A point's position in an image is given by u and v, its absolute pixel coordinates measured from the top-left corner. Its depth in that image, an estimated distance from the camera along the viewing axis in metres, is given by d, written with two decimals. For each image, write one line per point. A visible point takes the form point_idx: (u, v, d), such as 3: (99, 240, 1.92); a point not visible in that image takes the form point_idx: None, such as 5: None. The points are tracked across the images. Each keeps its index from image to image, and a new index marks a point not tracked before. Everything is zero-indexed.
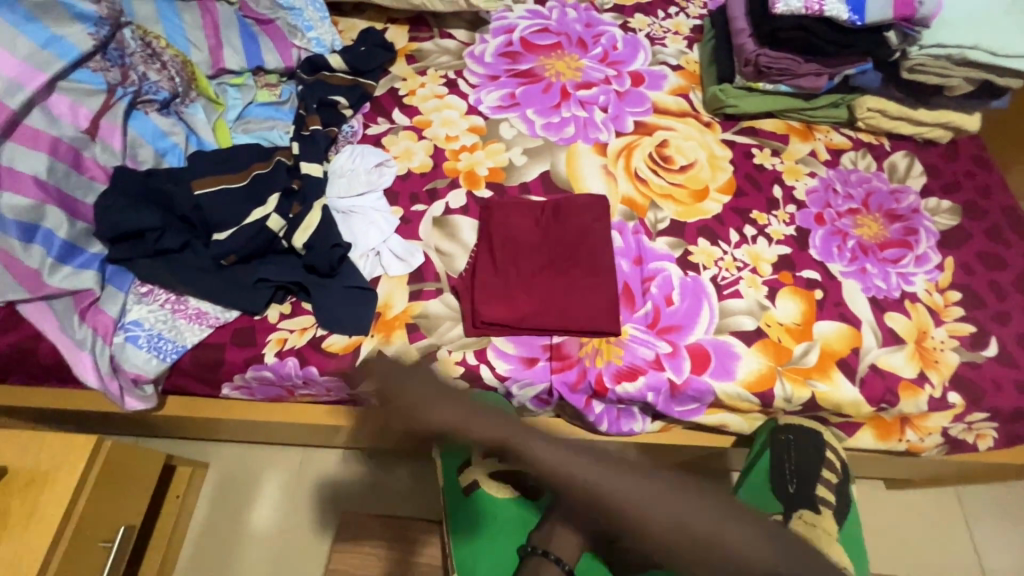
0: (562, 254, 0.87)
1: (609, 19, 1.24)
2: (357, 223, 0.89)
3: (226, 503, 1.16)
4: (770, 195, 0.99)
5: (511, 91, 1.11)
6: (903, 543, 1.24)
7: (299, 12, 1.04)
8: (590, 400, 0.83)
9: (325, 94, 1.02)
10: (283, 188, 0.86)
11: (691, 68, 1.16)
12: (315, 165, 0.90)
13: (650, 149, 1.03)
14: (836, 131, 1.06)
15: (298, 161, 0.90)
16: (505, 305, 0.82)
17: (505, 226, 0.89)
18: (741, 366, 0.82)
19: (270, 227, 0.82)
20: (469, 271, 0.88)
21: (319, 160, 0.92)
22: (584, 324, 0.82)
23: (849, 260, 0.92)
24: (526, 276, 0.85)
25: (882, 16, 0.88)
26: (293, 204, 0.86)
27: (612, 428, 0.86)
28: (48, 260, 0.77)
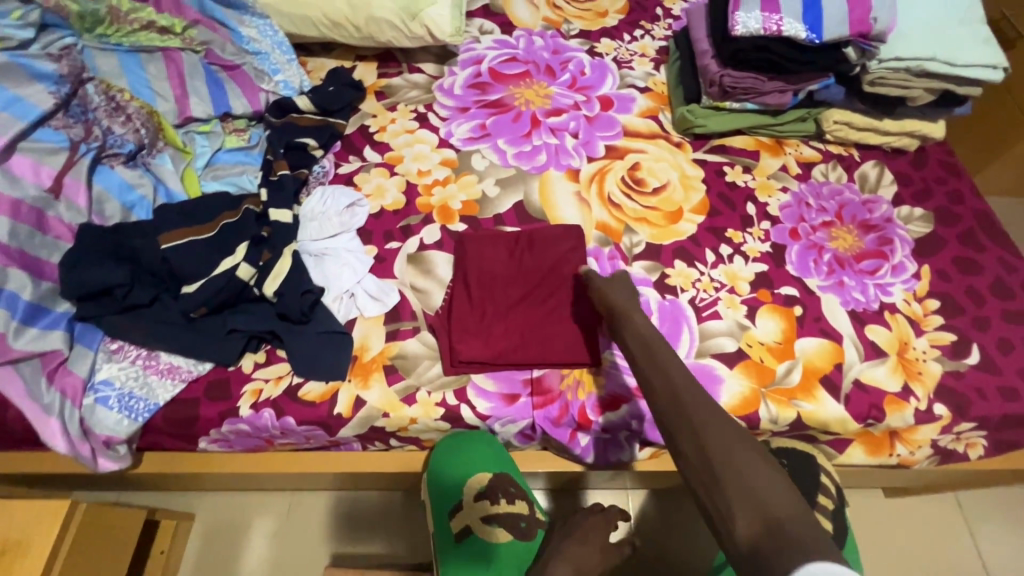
0: (542, 285, 0.87)
1: (576, 45, 1.25)
2: (330, 265, 0.88)
3: (214, 554, 1.13)
4: (744, 213, 0.99)
5: (482, 122, 1.11)
6: (907, 552, 1.22)
7: (265, 56, 1.06)
8: (574, 432, 0.82)
9: (293, 137, 1.01)
10: (252, 236, 0.85)
11: (659, 89, 1.17)
12: (284, 210, 0.89)
13: (622, 173, 1.04)
14: (805, 144, 1.07)
15: (267, 209, 0.89)
16: (484, 341, 0.81)
17: (480, 260, 0.89)
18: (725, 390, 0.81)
19: (240, 276, 0.81)
20: (446, 308, 0.87)
21: (289, 205, 0.90)
22: (563, 356, 0.81)
23: (826, 274, 0.92)
24: (503, 310, 0.85)
25: (839, 32, 0.89)
26: (263, 252, 0.85)
27: (600, 459, 0.85)
28: (12, 323, 0.74)
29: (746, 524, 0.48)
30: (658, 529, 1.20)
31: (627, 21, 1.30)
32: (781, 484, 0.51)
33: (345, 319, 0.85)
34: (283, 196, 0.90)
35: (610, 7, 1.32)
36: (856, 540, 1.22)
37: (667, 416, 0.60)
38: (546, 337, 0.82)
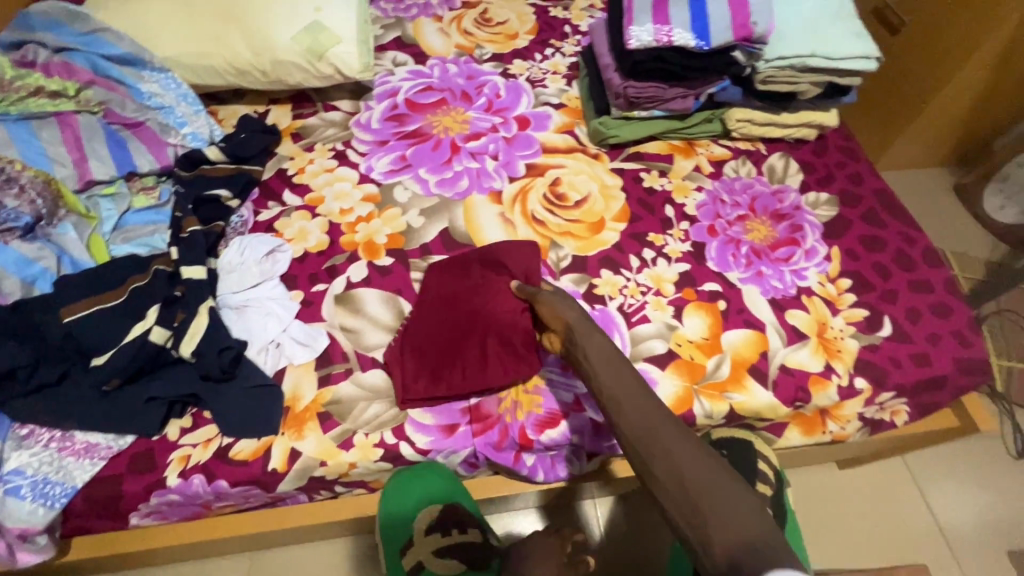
0: (488, 316, 0.82)
1: (490, 68, 1.27)
2: (253, 317, 0.86)
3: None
4: (663, 215, 1.02)
5: (401, 154, 1.11)
6: (865, 518, 1.26)
7: (170, 110, 1.04)
8: (519, 454, 0.82)
9: (203, 191, 0.99)
10: (164, 298, 0.82)
11: (573, 104, 1.20)
12: (198, 266, 0.86)
13: (543, 190, 1.05)
14: (715, 143, 1.11)
15: (179, 267, 0.86)
16: (426, 379, 0.80)
17: (439, 287, 0.86)
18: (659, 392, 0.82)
19: (154, 341, 0.78)
20: (402, 339, 0.84)
21: (202, 260, 0.87)
22: (506, 380, 0.80)
23: (745, 266, 0.95)
24: (451, 338, 0.83)
25: (725, 39, 0.95)
26: (177, 312, 0.82)
27: (550, 476, 0.85)
28: None
29: (724, 549, 0.50)
30: (628, 537, 1.20)
31: (537, 41, 1.33)
32: (749, 502, 0.53)
33: (273, 370, 0.83)
34: (194, 251, 0.88)
35: (519, 30, 1.36)
36: (817, 514, 1.25)
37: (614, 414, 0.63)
38: (488, 373, 0.80)
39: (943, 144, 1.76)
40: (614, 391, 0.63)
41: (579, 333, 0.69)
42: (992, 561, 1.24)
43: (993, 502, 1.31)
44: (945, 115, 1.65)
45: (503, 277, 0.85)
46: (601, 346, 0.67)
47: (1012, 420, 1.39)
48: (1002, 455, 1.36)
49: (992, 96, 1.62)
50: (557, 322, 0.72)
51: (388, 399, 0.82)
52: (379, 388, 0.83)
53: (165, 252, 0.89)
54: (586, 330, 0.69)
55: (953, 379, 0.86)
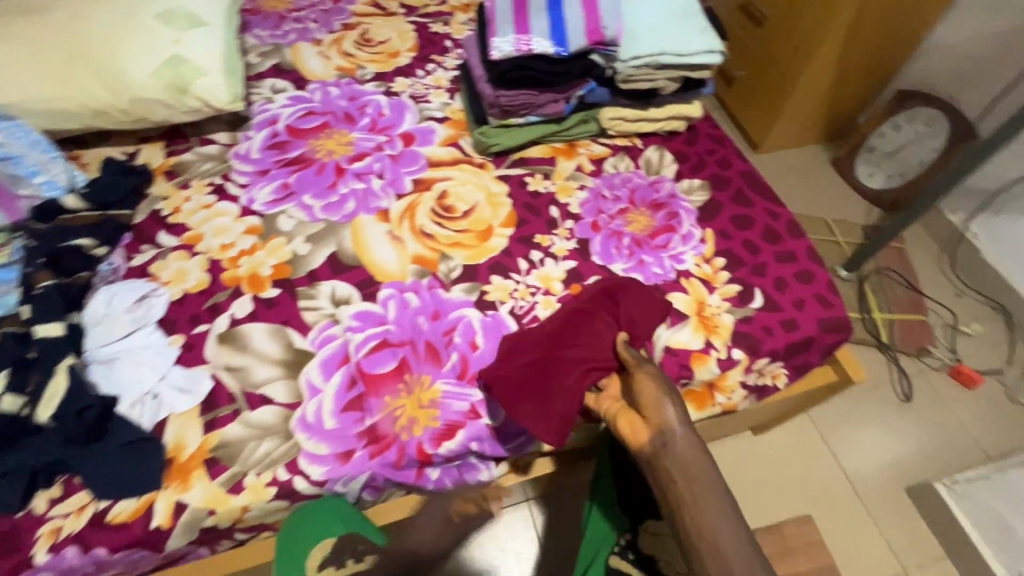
0: (564, 361, 0.80)
1: (372, 88, 1.27)
2: (127, 368, 0.81)
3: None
4: (549, 216, 1.05)
5: (284, 182, 1.09)
6: (781, 476, 1.35)
7: (19, 159, 0.97)
8: (421, 469, 0.85)
9: (62, 242, 0.92)
10: (14, 361, 0.77)
11: (457, 116, 1.22)
12: (57, 324, 0.81)
13: (431, 203, 1.06)
14: (594, 142, 1.16)
15: (32, 327, 0.80)
16: (534, 411, 0.79)
17: (630, 307, 0.85)
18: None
19: (4, 409, 0.73)
20: (559, 327, 0.85)
21: (60, 316, 0.82)
22: (529, 418, 0.78)
23: (628, 256, 1.00)
24: (558, 353, 0.82)
25: (580, 44, 1.00)
26: (34, 377, 0.76)
27: (458, 484, 0.89)
28: None
29: None
30: (562, 532, 1.23)
31: (419, 57, 1.35)
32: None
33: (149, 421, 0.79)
34: (50, 309, 0.82)
35: (401, 47, 1.37)
36: (737, 479, 1.33)
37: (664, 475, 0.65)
38: (566, 416, 0.79)
39: (816, 122, 1.92)
40: (698, 523, 0.60)
41: (668, 440, 0.66)
42: (895, 499, 1.34)
43: (891, 444, 1.43)
44: (811, 96, 1.80)
45: (596, 318, 0.84)
46: (686, 458, 0.64)
47: (899, 366, 1.53)
48: (895, 400, 1.48)
49: (849, 75, 1.77)
50: (652, 413, 0.68)
51: (279, 434, 0.80)
52: (270, 425, 0.80)
53: (18, 313, 0.84)
54: (680, 441, 0.66)
55: (819, 338, 0.94)
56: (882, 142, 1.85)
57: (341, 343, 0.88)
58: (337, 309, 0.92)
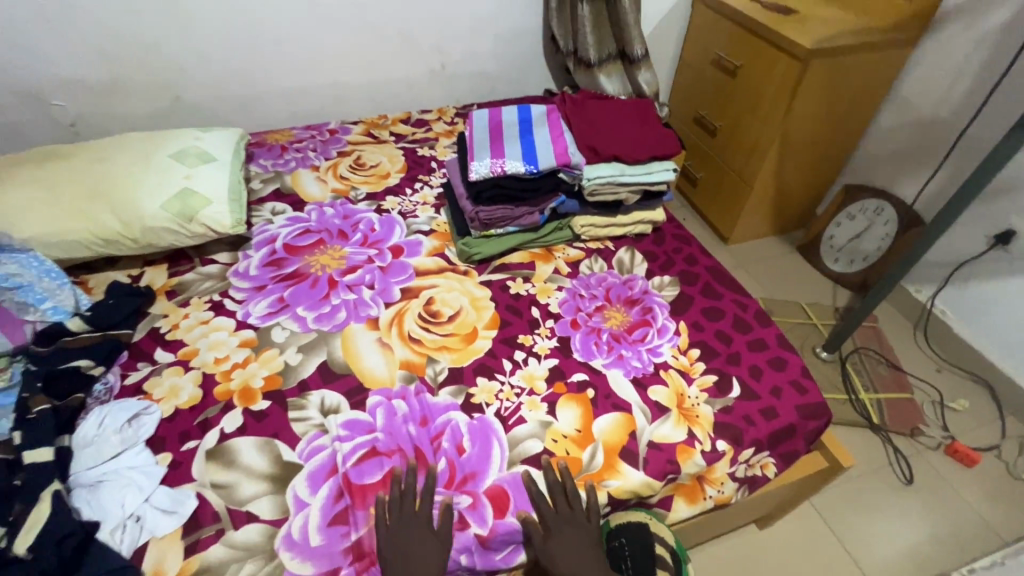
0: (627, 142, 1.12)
1: (364, 206, 1.40)
2: (111, 487, 0.81)
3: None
4: (530, 317, 1.11)
5: (279, 295, 1.16)
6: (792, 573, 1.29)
7: (29, 287, 1.03)
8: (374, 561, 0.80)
9: (63, 361, 0.96)
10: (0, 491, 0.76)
11: (442, 228, 1.32)
12: (45, 448, 0.81)
13: (419, 310, 1.12)
14: (569, 247, 1.26)
15: (20, 452, 0.80)
16: None
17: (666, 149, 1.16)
18: (558, 495, 0.85)
19: None
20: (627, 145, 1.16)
21: (49, 441, 0.82)
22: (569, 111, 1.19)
23: (607, 351, 1.05)
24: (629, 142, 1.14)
25: (550, 163, 1.14)
26: (15, 503, 0.76)
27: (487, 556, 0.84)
28: None
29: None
30: None
31: (407, 177, 1.49)
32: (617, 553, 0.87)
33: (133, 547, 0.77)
34: (40, 434, 0.82)
35: (391, 170, 1.52)
36: None
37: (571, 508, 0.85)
38: None
39: (777, 216, 2.07)
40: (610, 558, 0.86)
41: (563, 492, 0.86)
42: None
43: (899, 531, 1.38)
44: (767, 195, 1.96)
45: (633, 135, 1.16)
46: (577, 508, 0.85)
47: (894, 446, 1.52)
48: (896, 484, 1.46)
49: (798, 176, 1.94)
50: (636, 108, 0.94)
51: (263, 554, 0.78)
52: (254, 545, 0.79)
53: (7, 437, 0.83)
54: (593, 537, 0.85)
55: (801, 425, 0.96)
56: (839, 231, 1.98)
57: (329, 454, 0.89)
58: (326, 419, 0.94)
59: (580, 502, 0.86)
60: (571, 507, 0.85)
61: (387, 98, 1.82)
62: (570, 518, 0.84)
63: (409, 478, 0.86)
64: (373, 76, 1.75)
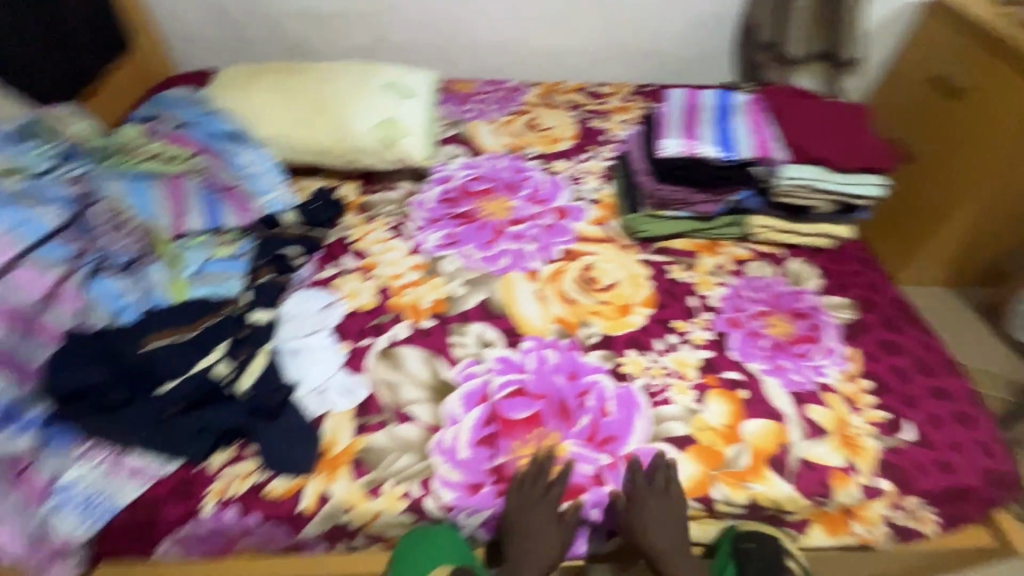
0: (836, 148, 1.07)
1: (535, 165, 1.43)
2: (306, 358, 0.94)
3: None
4: (688, 304, 1.09)
5: (451, 231, 1.24)
6: None
7: (258, 179, 1.20)
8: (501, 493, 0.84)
9: (278, 247, 1.12)
10: (232, 335, 0.92)
11: (608, 200, 1.33)
12: (267, 311, 0.99)
13: (577, 273, 1.14)
14: (738, 244, 1.20)
15: (248, 309, 0.99)
16: None
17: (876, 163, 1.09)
18: (659, 470, 0.86)
19: (216, 375, 0.87)
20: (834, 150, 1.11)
21: (270, 305, 1.01)
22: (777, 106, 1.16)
23: (766, 358, 1.00)
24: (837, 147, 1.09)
25: (747, 155, 1.11)
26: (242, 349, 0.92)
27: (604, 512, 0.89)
28: None
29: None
30: None
31: (578, 145, 1.51)
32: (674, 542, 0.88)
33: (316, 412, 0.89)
34: (265, 298, 1.01)
35: (563, 135, 1.55)
36: None
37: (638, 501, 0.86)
38: None
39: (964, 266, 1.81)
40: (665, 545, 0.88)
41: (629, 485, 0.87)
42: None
43: None
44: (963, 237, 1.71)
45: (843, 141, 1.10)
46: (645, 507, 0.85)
47: None
48: None
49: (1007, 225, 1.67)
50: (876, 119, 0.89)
51: (418, 452, 0.86)
52: (411, 441, 0.87)
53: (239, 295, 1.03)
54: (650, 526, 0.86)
55: (980, 490, 0.87)
56: None
57: (481, 381, 0.95)
58: (482, 350, 1.00)
59: (670, 481, 0.86)
60: (665, 483, 0.85)
61: (566, 66, 1.83)
62: (659, 492, 0.85)
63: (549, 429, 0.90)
64: (560, 43, 1.77)
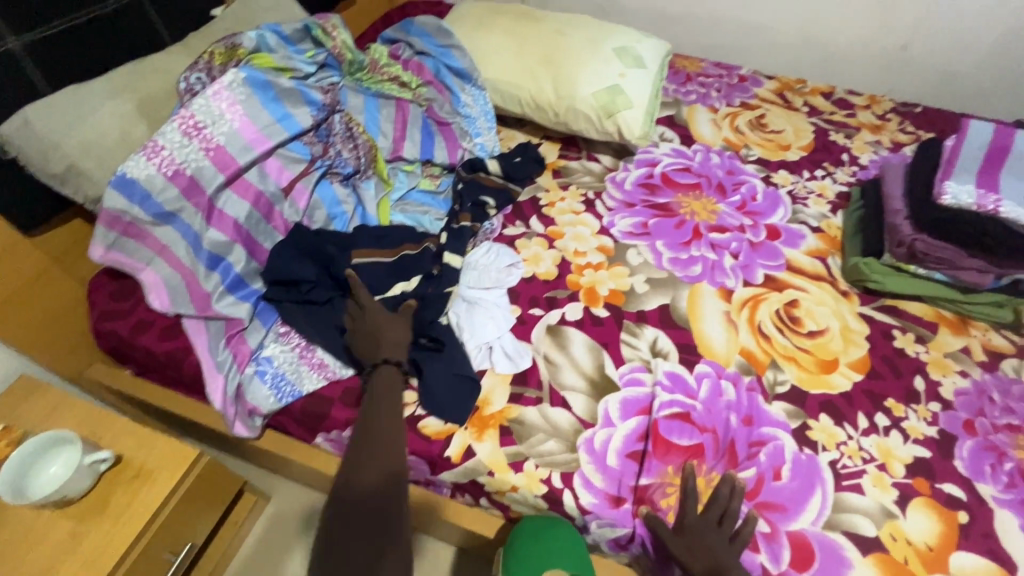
0: None
1: (752, 170, 1.27)
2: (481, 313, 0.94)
3: (293, 540, 1.25)
4: (910, 385, 0.90)
5: (644, 220, 1.15)
6: None
7: (473, 121, 1.21)
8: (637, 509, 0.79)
9: (477, 194, 1.13)
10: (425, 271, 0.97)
11: (832, 232, 1.13)
12: (456, 256, 1.00)
13: (778, 305, 1.00)
14: (996, 331, 0.96)
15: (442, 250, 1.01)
16: None
17: None
18: (719, 499, 0.75)
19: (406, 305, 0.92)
20: None
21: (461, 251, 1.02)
22: None
23: (1005, 485, 0.79)
24: None
25: None
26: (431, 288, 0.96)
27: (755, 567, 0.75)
28: (199, 266, 0.91)
29: None
30: None
31: (809, 159, 1.30)
32: None
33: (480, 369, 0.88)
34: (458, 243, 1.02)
35: (793, 143, 1.34)
36: None
37: (692, 520, 0.75)
38: None
39: None
40: None
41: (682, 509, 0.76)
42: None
43: None
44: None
45: None
46: (699, 528, 0.74)
47: None
48: None
49: None
50: None
51: (566, 442, 0.83)
52: (561, 429, 0.84)
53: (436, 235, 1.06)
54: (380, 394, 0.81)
55: None
56: None
57: (647, 392, 0.88)
58: (653, 359, 0.93)
59: (734, 518, 0.75)
60: (721, 517, 0.75)
61: (814, 63, 1.57)
62: (714, 525, 0.74)
63: (703, 471, 0.81)
64: (818, 34, 1.51)
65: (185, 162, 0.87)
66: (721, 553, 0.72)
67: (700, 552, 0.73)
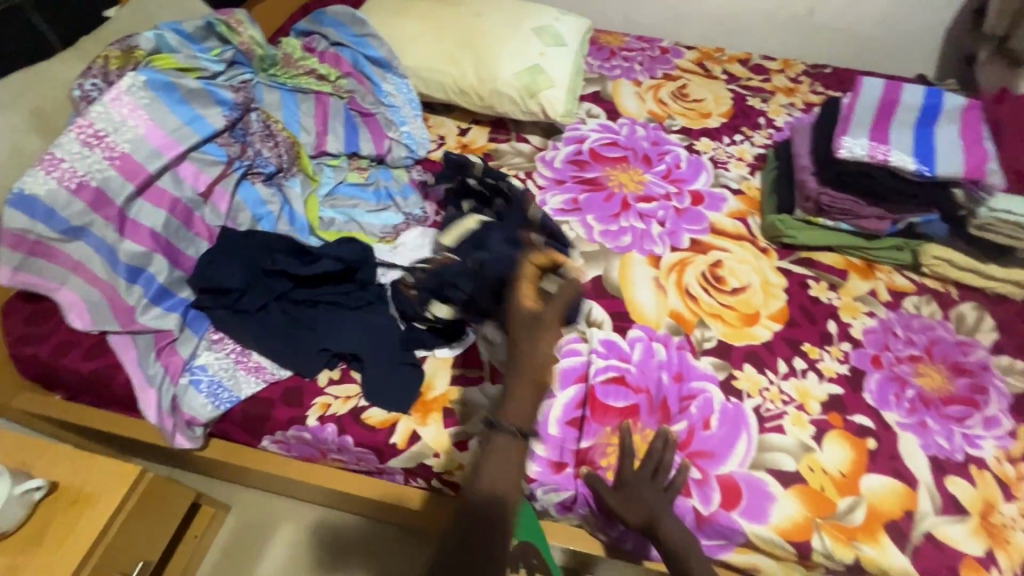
0: None
1: (676, 140, 1.31)
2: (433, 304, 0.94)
3: (257, 547, 1.24)
4: (824, 329, 0.97)
5: (575, 196, 1.18)
6: None
7: (397, 110, 1.20)
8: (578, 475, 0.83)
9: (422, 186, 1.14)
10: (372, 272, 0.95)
11: (752, 193, 1.19)
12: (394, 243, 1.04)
13: (703, 267, 1.05)
14: (899, 273, 1.04)
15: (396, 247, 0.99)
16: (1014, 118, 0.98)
17: None
18: (653, 454, 0.81)
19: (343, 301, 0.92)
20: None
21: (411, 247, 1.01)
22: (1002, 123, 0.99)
23: (908, 410, 0.87)
24: None
25: (951, 171, 0.92)
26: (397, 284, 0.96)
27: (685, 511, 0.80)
28: (119, 279, 0.88)
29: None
30: None
31: (728, 125, 1.36)
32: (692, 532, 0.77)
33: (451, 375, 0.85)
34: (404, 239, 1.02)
35: (713, 111, 1.39)
36: None
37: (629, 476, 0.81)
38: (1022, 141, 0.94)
39: None
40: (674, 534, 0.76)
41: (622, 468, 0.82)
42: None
43: None
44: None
45: None
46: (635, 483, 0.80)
47: None
48: None
49: None
50: None
51: None
52: None
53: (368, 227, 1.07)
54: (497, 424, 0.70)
55: None
56: None
57: (584, 361, 0.91)
58: (588, 329, 0.96)
59: (666, 471, 0.81)
60: (654, 471, 0.81)
61: (731, 32, 1.62)
62: (648, 479, 0.80)
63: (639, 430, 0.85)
64: (731, 4, 1.56)
65: (88, 173, 0.84)
66: (654, 503, 0.78)
67: (635, 504, 0.79)
